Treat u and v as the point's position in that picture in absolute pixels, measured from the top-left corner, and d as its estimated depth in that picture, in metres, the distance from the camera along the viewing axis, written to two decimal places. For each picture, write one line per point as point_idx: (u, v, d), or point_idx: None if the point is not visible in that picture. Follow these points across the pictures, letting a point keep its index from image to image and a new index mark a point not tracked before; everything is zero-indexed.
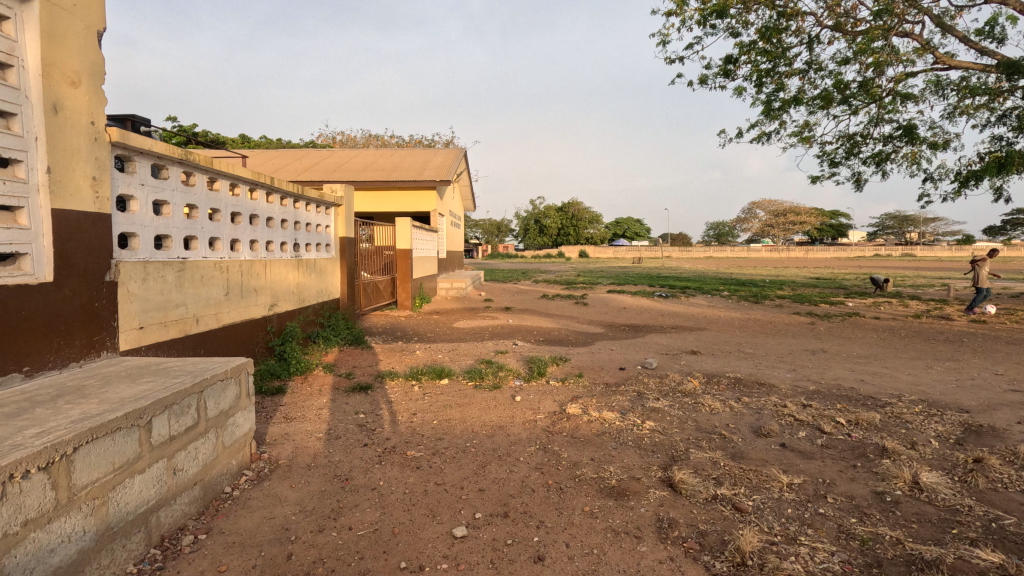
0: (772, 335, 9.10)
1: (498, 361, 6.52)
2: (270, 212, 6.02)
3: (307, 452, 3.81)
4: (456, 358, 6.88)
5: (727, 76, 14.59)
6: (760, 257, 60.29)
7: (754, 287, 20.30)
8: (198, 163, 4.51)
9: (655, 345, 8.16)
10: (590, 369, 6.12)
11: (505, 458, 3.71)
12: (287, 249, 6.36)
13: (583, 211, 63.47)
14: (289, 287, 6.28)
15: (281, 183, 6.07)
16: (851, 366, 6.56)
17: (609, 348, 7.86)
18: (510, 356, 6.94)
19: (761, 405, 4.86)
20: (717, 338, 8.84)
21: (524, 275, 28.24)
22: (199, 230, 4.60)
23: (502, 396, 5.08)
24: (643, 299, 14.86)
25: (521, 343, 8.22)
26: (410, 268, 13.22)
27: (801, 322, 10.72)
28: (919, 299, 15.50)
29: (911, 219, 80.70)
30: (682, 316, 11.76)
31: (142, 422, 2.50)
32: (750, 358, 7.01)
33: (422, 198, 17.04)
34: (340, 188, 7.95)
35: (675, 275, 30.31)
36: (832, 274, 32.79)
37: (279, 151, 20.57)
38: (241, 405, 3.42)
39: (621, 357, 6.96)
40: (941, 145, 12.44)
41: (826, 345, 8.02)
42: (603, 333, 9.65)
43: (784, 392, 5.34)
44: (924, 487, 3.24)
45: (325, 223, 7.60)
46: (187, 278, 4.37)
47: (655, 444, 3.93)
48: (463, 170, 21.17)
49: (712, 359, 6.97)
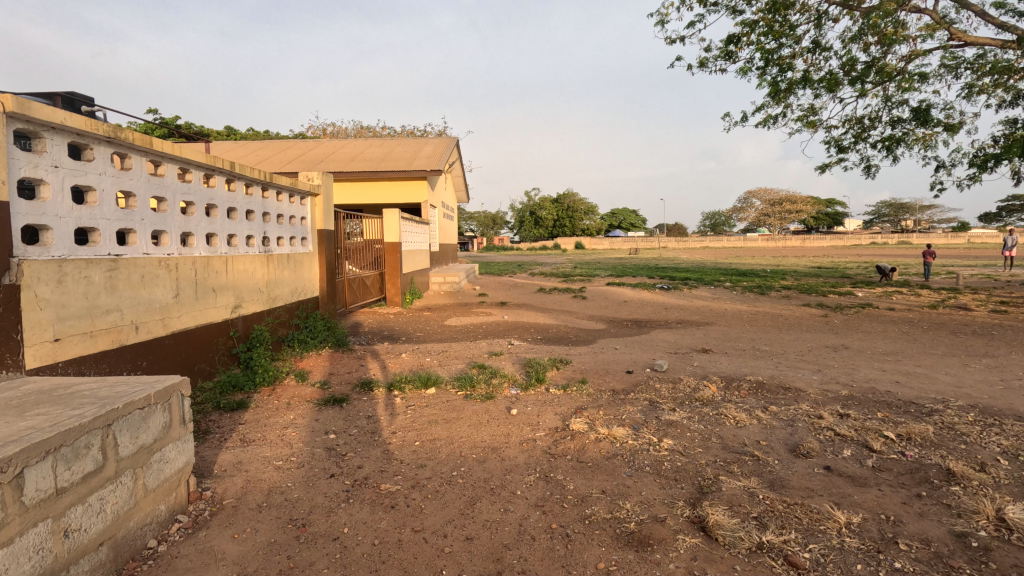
0: (786, 330, 8.49)
1: (491, 365, 5.87)
2: (233, 202, 5.32)
3: (260, 486, 3.17)
4: (445, 362, 6.23)
5: (729, 57, 13.91)
6: (757, 246, 59.81)
7: (756, 278, 19.75)
8: (134, 144, 3.82)
9: (663, 343, 7.53)
10: (593, 374, 5.50)
11: (499, 492, 3.07)
12: (255, 243, 5.66)
13: (579, 202, 62.79)
14: (256, 286, 5.61)
15: (245, 168, 5.35)
16: (881, 365, 5.96)
17: (611, 347, 7.25)
18: (506, 358, 6.31)
19: (793, 415, 4.25)
20: (728, 333, 8.24)
21: (520, 267, 27.26)
22: (137, 221, 3.92)
23: (496, 408, 4.46)
24: (644, 291, 14.26)
25: (517, 343, 7.59)
26: (400, 262, 12.52)
27: (813, 315, 10.12)
28: (930, 288, 14.91)
29: (907, 207, 80.34)
30: (687, 309, 11.15)
31: (7, 476, 1.84)
32: (768, 358, 6.40)
33: (412, 189, 16.33)
34: (318, 176, 7.28)
35: (673, 265, 29.78)
36: (831, 263, 32.37)
37: (264, 143, 19.77)
38: (172, 436, 2.76)
39: (627, 359, 6.35)
40: (956, 127, 11.80)
41: (846, 341, 7.43)
42: (605, 329, 9.04)
43: (815, 399, 4.73)
44: (1015, 527, 2.62)
45: (300, 214, 6.92)
46: (120, 279, 3.69)
47: (677, 469, 3.31)
48: (455, 160, 20.46)
49: (727, 359, 6.36)
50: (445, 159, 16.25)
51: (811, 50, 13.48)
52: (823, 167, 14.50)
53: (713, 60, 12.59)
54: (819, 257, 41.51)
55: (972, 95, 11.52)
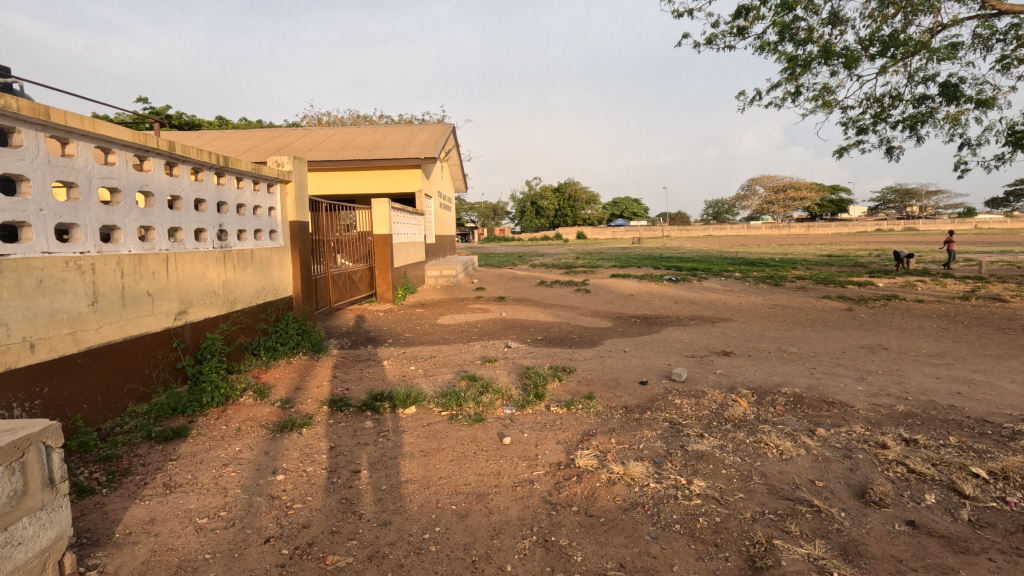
0: (812, 327, 7.69)
1: (484, 375, 5.10)
2: (177, 189, 4.52)
3: (169, 557, 2.40)
4: (431, 371, 5.45)
5: (740, 34, 13.05)
6: (762, 234, 58.85)
7: (766, 267, 18.96)
8: (21, 114, 3.02)
9: (677, 344, 6.75)
10: (601, 385, 4.75)
11: (482, 568, 2.30)
12: (207, 238, 4.86)
13: (580, 191, 61.75)
14: (210, 288, 4.82)
15: (190, 149, 4.53)
16: (932, 371, 5.17)
17: (620, 351, 6.46)
18: (501, 366, 5.54)
19: (848, 442, 3.47)
20: (748, 332, 7.44)
21: (521, 259, 26.47)
22: (32, 213, 3.14)
23: (486, 434, 3.70)
24: (651, 284, 13.46)
25: (515, 346, 6.82)
26: (390, 256, 11.73)
27: (838, 309, 9.33)
28: (954, 277, 14.08)
29: (913, 193, 79.19)
30: (699, 303, 10.37)
31: None
32: (799, 362, 5.62)
33: (405, 179, 15.49)
34: (290, 162, 6.50)
35: (679, 255, 28.91)
36: (840, 250, 31.46)
37: (251, 132, 18.91)
38: (27, 506, 2.00)
39: (639, 365, 5.56)
40: (988, 104, 10.94)
41: (883, 340, 6.64)
42: (612, 327, 8.27)
43: (868, 418, 3.94)
44: None
45: (268, 203, 6.13)
46: (4, 285, 2.94)
47: (718, 528, 2.54)
48: (452, 147, 19.60)
49: (754, 364, 5.57)
50: (440, 146, 15.43)
51: (828, 25, 12.61)
52: (839, 150, 13.67)
53: (723, 37, 11.77)
54: (827, 245, 40.55)
55: (1006, 68, 10.64)
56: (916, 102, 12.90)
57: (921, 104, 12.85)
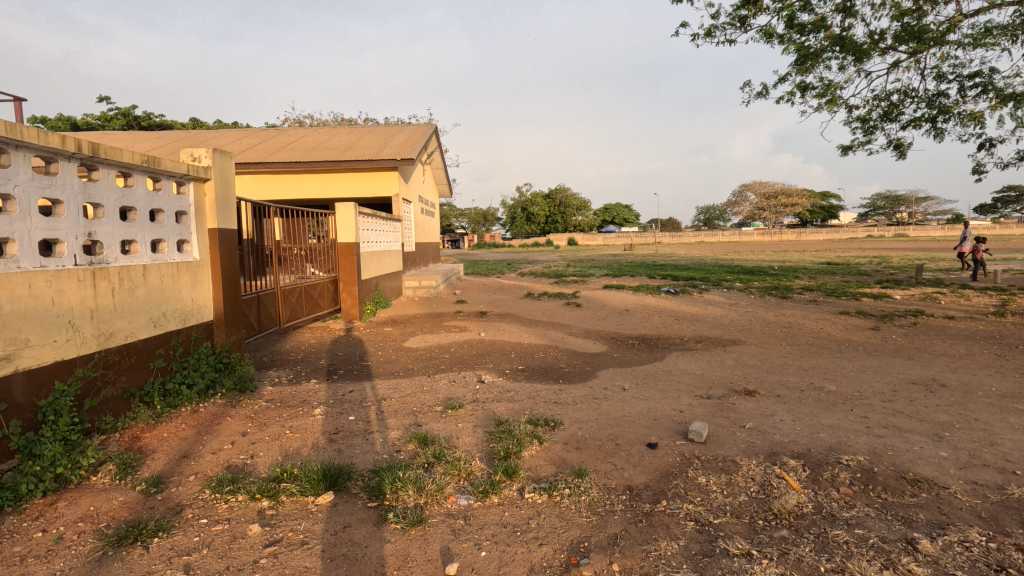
0: (842, 353, 6.51)
1: (442, 433, 3.88)
2: (9, 184, 3.26)
3: None
4: (375, 424, 4.21)
5: (740, 25, 12.04)
6: (755, 240, 58.09)
7: (767, 277, 17.84)
8: None
9: (687, 379, 5.54)
10: (596, 452, 3.53)
11: None
12: (65, 251, 3.61)
13: (570, 197, 60.80)
14: (66, 320, 3.56)
15: (24, 129, 3.27)
16: (1022, 424, 3.99)
17: (618, 389, 5.24)
18: (466, 416, 4.30)
19: (973, 569, 2.26)
20: (768, 361, 6.25)
21: (509, 267, 25.26)
22: None
23: (424, 553, 2.45)
24: (647, 296, 12.30)
25: (489, 382, 5.58)
26: (358, 267, 10.45)
27: (862, 328, 8.19)
28: (972, 287, 13.07)
29: (903, 199, 78.99)
30: (704, 321, 9.19)
31: None
32: (845, 408, 4.42)
33: (380, 182, 14.18)
34: (207, 155, 5.23)
35: (673, 263, 27.81)
36: (835, 258, 30.46)
37: (218, 133, 17.57)
38: None
39: (643, 415, 4.34)
40: (1013, 100, 9.94)
41: (935, 373, 5.48)
42: (607, 352, 7.06)
43: (978, 514, 2.74)
44: None
45: (176, 206, 4.87)
46: None
47: None
48: (434, 149, 18.42)
49: (789, 412, 4.36)
50: (419, 147, 14.23)
51: (837, 15, 11.58)
52: (845, 152, 12.66)
53: (723, 27, 10.71)
54: (820, 252, 39.66)
55: None
56: (931, 100, 11.91)
57: (935, 102, 11.87)
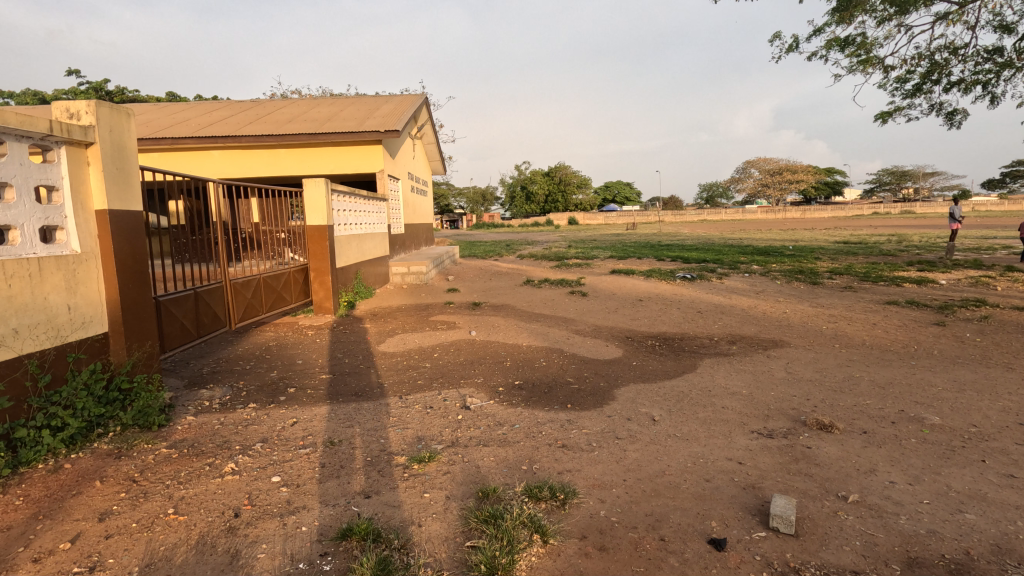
0: (921, 363, 5.18)
1: (398, 516, 2.58)
2: None
3: None
4: (308, 491, 2.92)
5: None
6: (760, 219, 56.59)
7: (787, 258, 16.51)
8: None
9: (733, 404, 4.23)
10: (635, 562, 2.24)
11: None
12: None
13: (571, 176, 59.04)
14: None
15: None
16: None
17: (645, 421, 3.92)
18: (439, 477, 3.01)
19: None
20: (830, 375, 4.93)
21: (508, 248, 23.91)
22: None
23: None
24: (661, 283, 10.97)
25: (475, 409, 4.27)
26: (331, 254, 9.08)
27: (924, 324, 6.87)
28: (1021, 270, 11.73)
29: (912, 175, 77.02)
30: (732, 315, 7.87)
31: None
32: (975, 460, 3.12)
33: (362, 157, 12.70)
34: (88, 110, 3.88)
35: (680, 244, 26.34)
36: (847, 236, 28.97)
37: (187, 105, 16.01)
38: None
39: (690, 475, 3.02)
40: None
41: None
42: (623, 359, 5.74)
43: None
44: None
45: (39, 178, 3.53)
46: None
47: None
48: (424, 121, 16.83)
49: (897, 467, 3.06)
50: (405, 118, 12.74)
51: None
52: (882, 120, 11.23)
53: None
54: (830, 230, 38.03)
55: None
56: (984, 58, 10.39)
57: (989, 60, 10.35)
